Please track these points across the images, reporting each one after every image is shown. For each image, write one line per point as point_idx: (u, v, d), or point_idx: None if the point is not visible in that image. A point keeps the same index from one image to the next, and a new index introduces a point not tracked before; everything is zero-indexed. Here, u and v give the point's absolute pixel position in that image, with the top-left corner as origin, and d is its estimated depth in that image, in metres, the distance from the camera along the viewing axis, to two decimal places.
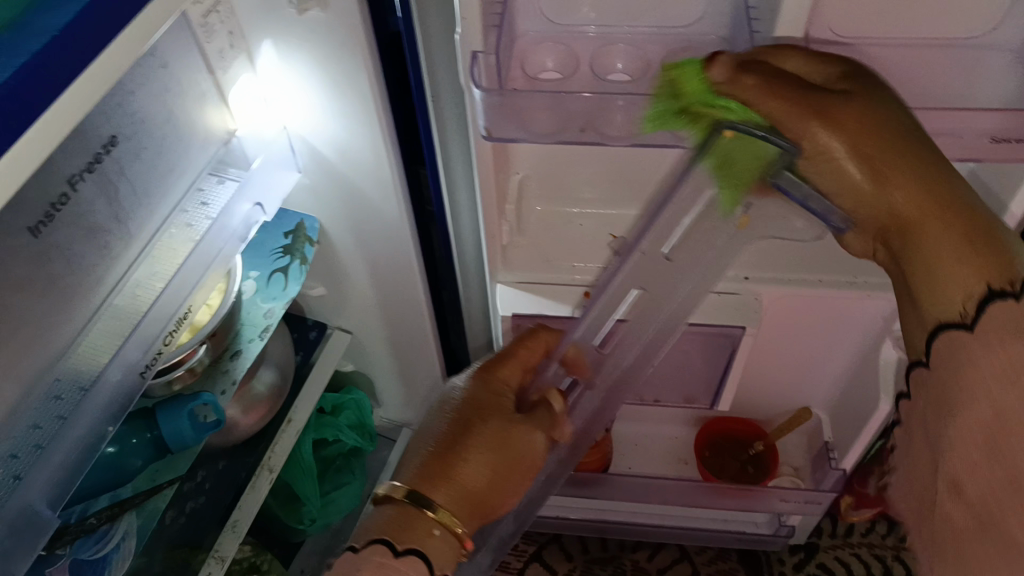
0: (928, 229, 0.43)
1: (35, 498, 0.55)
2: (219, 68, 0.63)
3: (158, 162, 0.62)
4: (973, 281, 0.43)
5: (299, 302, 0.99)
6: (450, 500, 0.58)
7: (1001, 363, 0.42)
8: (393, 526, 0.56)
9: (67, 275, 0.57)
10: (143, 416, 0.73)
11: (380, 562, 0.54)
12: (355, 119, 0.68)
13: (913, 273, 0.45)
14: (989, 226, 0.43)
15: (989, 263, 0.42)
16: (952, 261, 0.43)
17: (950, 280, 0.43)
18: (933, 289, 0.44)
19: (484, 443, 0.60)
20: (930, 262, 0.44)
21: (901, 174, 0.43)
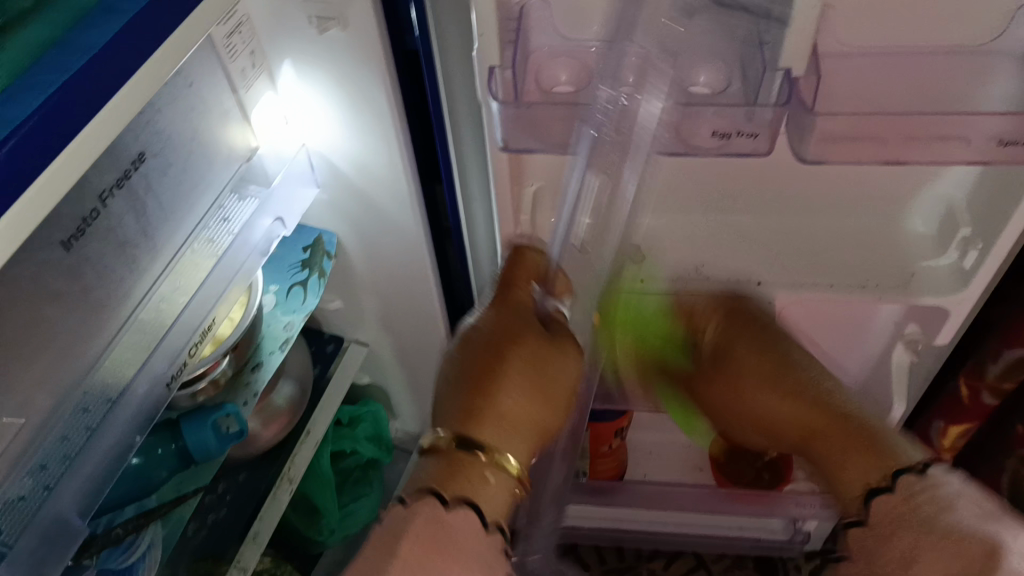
0: (824, 439, 0.59)
1: (65, 508, 0.56)
2: (242, 86, 0.64)
3: (184, 180, 0.64)
4: (871, 471, 0.56)
5: (317, 316, 1.01)
6: (501, 437, 0.59)
7: (909, 519, 0.51)
8: (442, 476, 0.57)
9: (98, 286, 0.59)
10: (167, 427, 0.75)
11: (431, 518, 0.53)
12: (372, 136, 0.69)
13: (816, 454, 0.60)
14: (869, 432, 0.57)
15: (881, 452, 0.56)
16: (841, 459, 0.58)
17: (854, 471, 0.57)
18: (840, 470, 0.58)
19: (522, 371, 0.62)
20: (834, 460, 0.58)
21: (784, 398, 0.63)
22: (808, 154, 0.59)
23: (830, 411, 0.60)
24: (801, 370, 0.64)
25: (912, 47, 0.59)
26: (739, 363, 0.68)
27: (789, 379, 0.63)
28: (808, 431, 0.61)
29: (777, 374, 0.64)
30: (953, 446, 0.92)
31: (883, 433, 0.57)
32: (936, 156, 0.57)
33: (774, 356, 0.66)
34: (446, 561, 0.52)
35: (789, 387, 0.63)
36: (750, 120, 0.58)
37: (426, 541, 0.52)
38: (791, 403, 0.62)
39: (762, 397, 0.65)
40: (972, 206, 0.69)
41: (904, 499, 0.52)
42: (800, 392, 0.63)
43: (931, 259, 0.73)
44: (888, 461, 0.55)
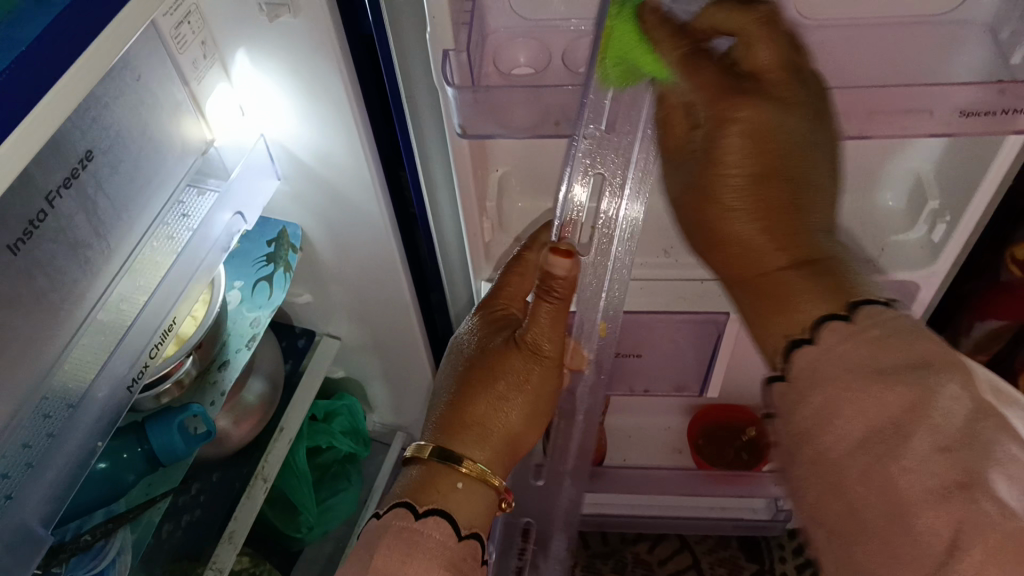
0: (794, 277, 0.51)
1: (29, 517, 0.57)
2: (194, 79, 0.63)
3: (137, 175, 0.62)
4: (825, 305, 0.49)
5: (287, 311, 0.99)
6: (486, 455, 0.63)
7: (869, 366, 0.45)
8: (420, 487, 0.60)
9: (52, 291, 0.57)
10: (133, 430, 0.72)
11: (401, 527, 0.57)
12: (331, 124, 0.68)
13: (779, 289, 0.51)
14: (834, 269, 0.51)
15: (839, 286, 0.50)
16: (805, 296, 0.50)
17: (802, 301, 0.50)
18: (786, 298, 0.51)
19: (514, 388, 0.64)
20: (760, 317, 0.53)
21: (761, 216, 0.53)
22: None
23: (800, 242, 0.52)
24: (810, 219, 0.53)
25: (871, 19, 0.59)
26: (708, 153, 0.54)
27: (778, 206, 0.53)
28: (756, 268, 0.54)
29: (760, 199, 0.53)
30: None
31: (840, 269, 0.51)
32: (898, 131, 0.56)
33: (785, 196, 0.53)
34: (414, 568, 0.55)
35: (772, 203, 0.53)
36: None
37: (395, 553, 0.56)
38: (777, 232, 0.53)
39: (739, 222, 0.54)
40: (940, 179, 0.69)
41: (854, 346, 0.46)
42: (776, 211, 0.53)
43: (900, 234, 0.73)
44: (842, 297, 0.49)
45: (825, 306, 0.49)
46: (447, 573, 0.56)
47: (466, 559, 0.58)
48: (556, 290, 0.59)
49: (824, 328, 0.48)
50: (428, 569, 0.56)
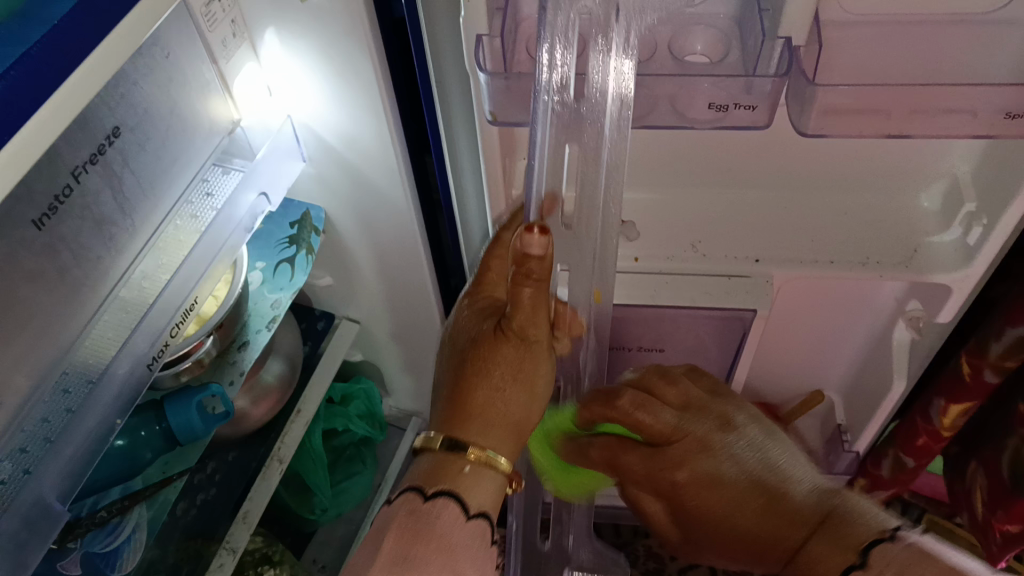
0: (800, 537, 0.55)
1: (47, 492, 0.57)
2: (223, 58, 0.62)
3: (163, 153, 0.61)
4: (749, 508, 0.58)
5: (307, 293, 0.99)
6: (490, 440, 0.60)
7: (795, 516, 0.56)
8: (428, 473, 0.58)
9: (75, 267, 0.56)
10: (153, 408, 0.72)
11: (409, 509, 0.56)
12: (357, 107, 0.67)
13: (745, 535, 0.58)
14: (763, 542, 0.58)
15: (849, 536, 0.51)
16: (719, 506, 0.60)
17: (825, 555, 0.52)
18: (719, 523, 0.60)
19: (508, 378, 0.60)
20: (822, 564, 0.52)
21: (712, 489, 0.60)
22: (808, 128, 0.56)
23: (810, 515, 0.55)
24: (719, 452, 0.61)
25: (915, 15, 0.57)
26: (655, 440, 0.63)
27: (780, 508, 0.57)
28: (762, 540, 0.58)
29: (706, 483, 0.60)
30: (955, 425, 0.87)
31: (853, 514, 0.53)
32: (937, 131, 0.56)
33: (704, 473, 0.61)
34: (422, 551, 0.54)
35: (721, 491, 0.60)
36: (749, 92, 0.55)
37: (405, 536, 0.54)
38: (732, 499, 0.59)
39: (699, 499, 0.61)
40: (978, 181, 0.67)
41: (828, 536, 0.53)
42: (722, 484, 0.60)
43: (934, 236, 0.71)
44: (855, 540, 0.51)
45: (804, 532, 0.54)
46: (458, 555, 0.55)
47: (478, 540, 0.57)
48: (534, 272, 0.55)
49: (870, 552, 0.49)
50: (438, 552, 0.54)
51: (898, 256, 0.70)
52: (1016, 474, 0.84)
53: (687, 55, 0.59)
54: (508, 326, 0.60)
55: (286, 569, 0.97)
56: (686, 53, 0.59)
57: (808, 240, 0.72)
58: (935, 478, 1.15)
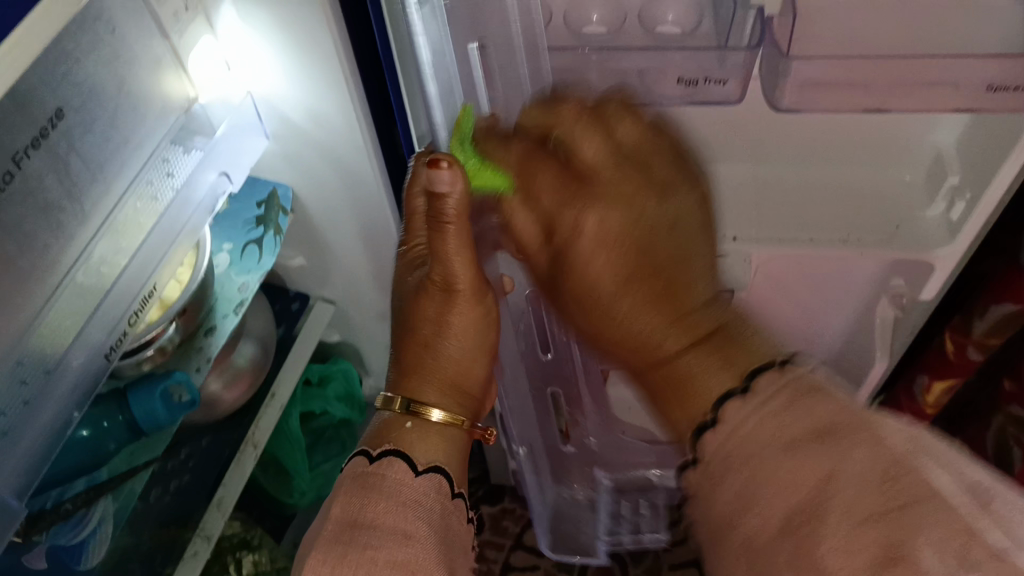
0: (686, 356, 0.47)
1: (3, 487, 0.55)
2: (175, 32, 0.59)
3: (115, 135, 0.59)
4: (726, 381, 0.45)
5: (279, 274, 0.96)
6: (437, 392, 0.60)
7: (768, 421, 0.41)
8: (373, 435, 0.55)
9: (21, 256, 0.54)
10: (115, 398, 0.71)
11: (357, 476, 0.50)
12: (319, 83, 0.64)
13: (679, 377, 0.47)
14: (697, 322, 0.48)
15: (742, 352, 0.46)
16: (692, 366, 0.46)
17: (709, 384, 0.45)
18: (688, 387, 0.46)
19: (435, 327, 0.60)
20: (700, 376, 0.46)
21: (631, 286, 0.50)
22: (782, 103, 0.55)
23: (698, 319, 0.48)
24: (700, 245, 0.51)
25: None
26: (552, 239, 0.54)
27: (675, 275, 0.49)
28: (651, 353, 0.49)
29: (626, 279, 0.50)
30: (938, 402, 0.86)
31: (749, 337, 0.46)
32: (917, 104, 0.54)
33: (651, 282, 0.50)
34: (372, 510, 0.48)
35: (637, 249, 0.50)
36: (721, 65, 0.53)
37: (355, 499, 0.49)
38: (660, 294, 0.49)
39: (602, 262, 0.51)
40: (961, 154, 0.65)
41: (781, 410, 0.41)
42: (651, 282, 0.50)
43: (918, 210, 0.69)
44: (742, 365, 0.45)
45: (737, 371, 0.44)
46: (409, 511, 0.49)
47: (439, 493, 0.52)
48: (449, 210, 0.52)
49: (722, 406, 0.43)
50: (387, 508, 0.48)
51: (879, 231, 0.68)
52: (1000, 451, 0.83)
53: (657, 25, 0.57)
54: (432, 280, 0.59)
55: (264, 554, 0.96)
56: (657, 24, 0.56)
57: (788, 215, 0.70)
58: None
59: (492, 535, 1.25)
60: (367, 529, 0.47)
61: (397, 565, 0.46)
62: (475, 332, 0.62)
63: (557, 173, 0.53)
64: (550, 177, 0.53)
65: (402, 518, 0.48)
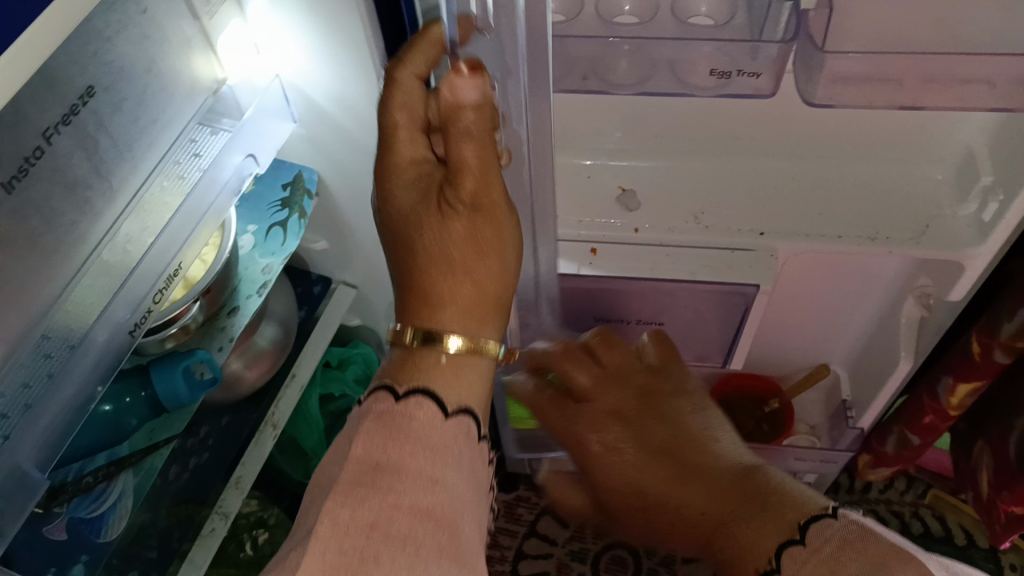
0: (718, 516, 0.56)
1: (23, 458, 0.56)
2: (205, 13, 0.59)
3: (143, 114, 0.59)
4: (772, 535, 0.51)
5: (300, 256, 0.96)
6: (469, 320, 0.52)
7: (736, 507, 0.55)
8: (395, 369, 0.50)
9: (47, 232, 0.55)
10: (137, 373, 0.71)
11: (378, 412, 0.47)
12: (348, 68, 0.63)
13: (723, 537, 0.55)
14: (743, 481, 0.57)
15: (779, 516, 0.52)
16: (735, 525, 0.54)
17: (755, 540, 0.52)
18: (741, 545, 0.53)
19: (470, 248, 0.51)
20: (750, 536, 0.52)
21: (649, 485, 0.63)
22: (815, 98, 0.54)
23: (726, 483, 0.57)
24: (710, 440, 0.60)
25: None
26: (612, 448, 0.63)
27: (696, 468, 0.58)
28: (694, 519, 0.58)
29: (658, 470, 0.59)
30: (963, 404, 0.85)
31: (768, 481, 0.55)
32: (953, 102, 0.53)
33: (673, 463, 0.59)
34: (396, 452, 0.45)
35: (671, 465, 0.59)
36: (753, 57, 0.52)
37: (378, 438, 0.46)
38: (704, 488, 0.57)
39: (626, 461, 0.61)
40: (994, 154, 0.65)
41: (807, 559, 0.48)
42: (682, 470, 0.59)
43: (952, 208, 0.68)
44: (784, 520, 0.51)
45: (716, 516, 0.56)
46: (435, 459, 0.46)
47: (459, 440, 0.48)
48: (475, 130, 0.48)
49: (785, 554, 0.49)
50: (414, 452, 0.46)
51: (908, 230, 0.67)
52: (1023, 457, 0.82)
53: (691, 15, 0.56)
54: (455, 196, 0.50)
55: (281, 533, 0.97)
56: (689, 15, 0.56)
57: (816, 211, 0.69)
58: (941, 453, 1.14)
59: (506, 521, 1.26)
60: (390, 473, 0.45)
61: (421, 511, 0.44)
62: (500, 255, 0.52)
63: (636, 429, 0.61)
64: (608, 417, 0.63)
65: (427, 464, 0.46)
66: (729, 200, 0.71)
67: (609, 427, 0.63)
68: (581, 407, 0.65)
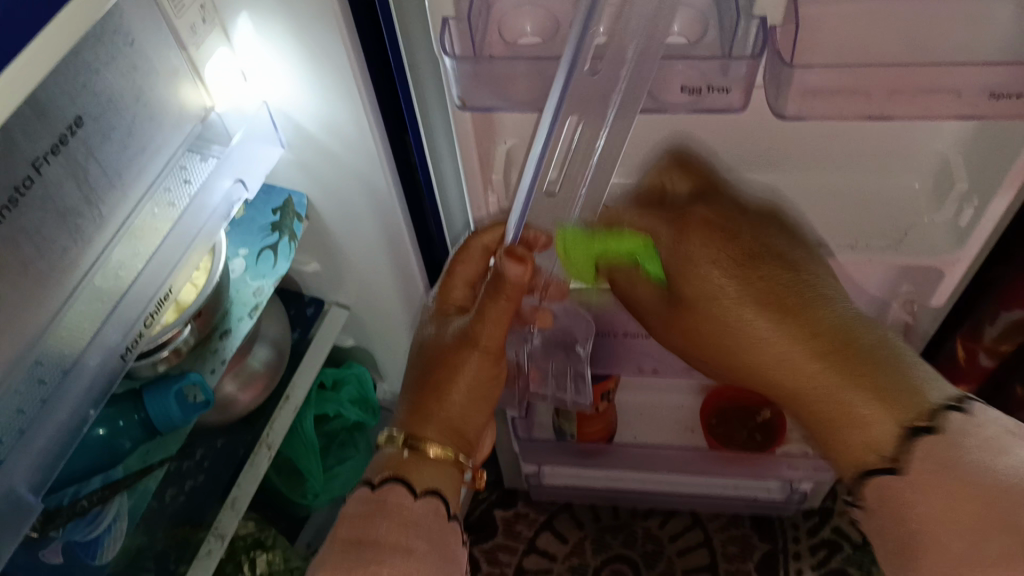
0: (835, 379, 0.53)
1: (18, 482, 0.56)
2: (192, 45, 0.60)
3: (131, 141, 0.60)
4: (891, 425, 0.51)
5: (293, 279, 0.98)
6: (444, 436, 0.63)
7: (875, 409, 0.52)
8: (381, 465, 0.60)
9: (40, 259, 0.56)
10: (130, 399, 0.72)
11: (365, 496, 0.57)
12: (333, 94, 0.65)
13: (827, 419, 0.55)
14: (869, 349, 0.53)
15: (898, 397, 0.52)
16: (854, 404, 0.53)
17: (875, 426, 0.52)
18: (847, 432, 0.54)
19: (455, 382, 0.63)
20: (860, 409, 0.52)
21: (727, 344, 0.60)
22: (787, 111, 0.55)
23: (831, 339, 0.54)
24: (812, 273, 0.57)
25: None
26: (693, 252, 0.59)
27: (806, 311, 0.55)
28: (801, 380, 0.56)
29: (779, 304, 0.56)
30: None
31: (889, 365, 0.53)
32: (923, 113, 0.54)
33: (786, 298, 0.56)
34: (376, 530, 0.55)
35: (761, 272, 0.57)
36: (725, 74, 0.54)
37: (360, 521, 0.56)
38: (803, 337, 0.55)
39: (717, 281, 0.58)
40: (969, 162, 0.66)
41: (931, 456, 0.49)
42: (792, 324, 0.55)
43: (930, 214, 0.69)
44: (913, 405, 0.51)
45: (825, 357, 0.54)
46: (407, 531, 0.55)
47: (428, 516, 0.57)
48: (508, 290, 0.60)
49: (917, 449, 0.50)
50: (390, 528, 0.55)
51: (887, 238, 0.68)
52: None
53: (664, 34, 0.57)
54: (467, 341, 0.63)
55: (278, 553, 0.98)
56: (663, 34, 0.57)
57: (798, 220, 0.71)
58: None
59: (506, 538, 1.26)
60: (371, 545, 0.54)
61: None
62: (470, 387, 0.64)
63: (751, 274, 0.57)
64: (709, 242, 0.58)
65: (403, 535, 0.55)
66: None
67: (675, 228, 0.59)
68: (666, 218, 0.60)
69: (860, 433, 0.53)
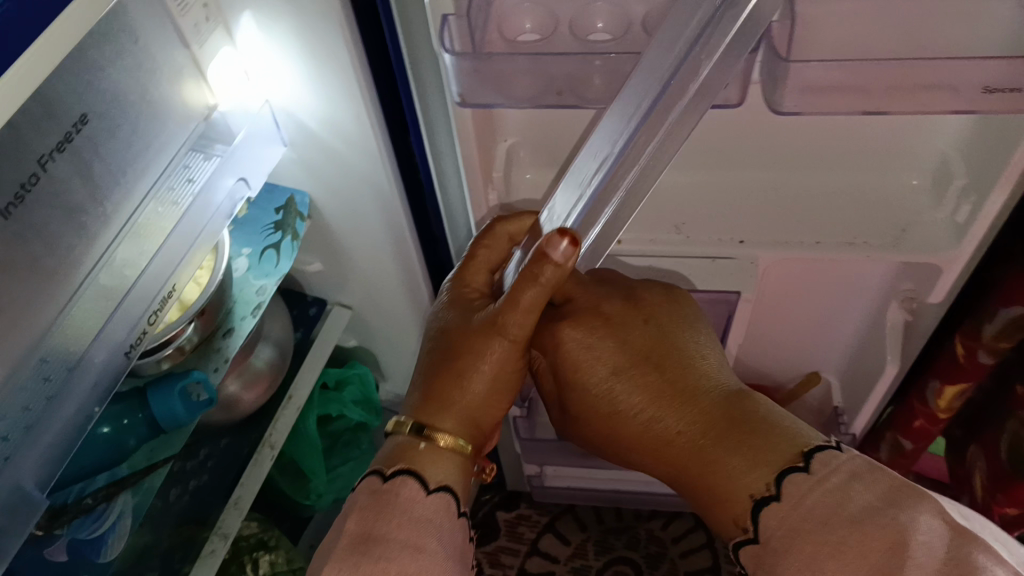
0: (709, 448, 0.55)
1: (24, 478, 0.57)
2: (195, 43, 0.61)
3: (135, 139, 0.61)
4: (757, 480, 0.51)
5: (296, 279, 0.99)
6: (455, 425, 0.63)
7: (748, 465, 0.52)
8: (391, 455, 0.61)
9: (45, 255, 0.57)
10: (133, 396, 0.73)
11: (372, 490, 0.57)
12: (335, 93, 0.65)
13: (710, 475, 0.55)
14: (737, 420, 0.55)
15: (767, 448, 0.52)
16: (732, 472, 0.53)
17: (741, 478, 0.52)
18: (721, 483, 0.54)
19: (477, 373, 0.62)
20: (728, 467, 0.53)
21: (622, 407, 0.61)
22: (784, 106, 0.55)
23: (713, 411, 0.57)
24: (686, 342, 0.62)
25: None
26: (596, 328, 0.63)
27: (685, 389, 0.59)
28: (666, 443, 0.59)
29: (642, 369, 0.61)
30: (951, 407, 0.87)
31: (770, 423, 0.54)
32: (920, 108, 0.55)
33: (654, 367, 0.61)
34: (385, 527, 0.54)
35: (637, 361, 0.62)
36: (723, 69, 0.54)
37: (369, 514, 0.56)
38: (675, 405, 0.59)
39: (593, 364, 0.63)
40: (967, 159, 0.66)
41: (806, 490, 0.49)
42: (668, 397, 0.59)
43: (928, 211, 0.69)
44: (779, 455, 0.52)
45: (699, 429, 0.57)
46: (419, 529, 0.55)
47: (439, 513, 0.57)
48: (545, 279, 0.55)
49: (783, 485, 0.50)
50: (401, 525, 0.55)
51: (886, 235, 0.69)
52: (1013, 459, 0.83)
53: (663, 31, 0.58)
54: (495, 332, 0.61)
55: (281, 554, 0.98)
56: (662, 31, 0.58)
57: (796, 217, 0.71)
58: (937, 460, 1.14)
59: (509, 539, 1.27)
60: (381, 542, 0.54)
61: None
62: (489, 377, 0.62)
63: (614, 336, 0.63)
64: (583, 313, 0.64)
65: (414, 533, 0.55)
66: (708, 212, 0.73)
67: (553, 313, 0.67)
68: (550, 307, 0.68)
69: (728, 488, 0.53)
